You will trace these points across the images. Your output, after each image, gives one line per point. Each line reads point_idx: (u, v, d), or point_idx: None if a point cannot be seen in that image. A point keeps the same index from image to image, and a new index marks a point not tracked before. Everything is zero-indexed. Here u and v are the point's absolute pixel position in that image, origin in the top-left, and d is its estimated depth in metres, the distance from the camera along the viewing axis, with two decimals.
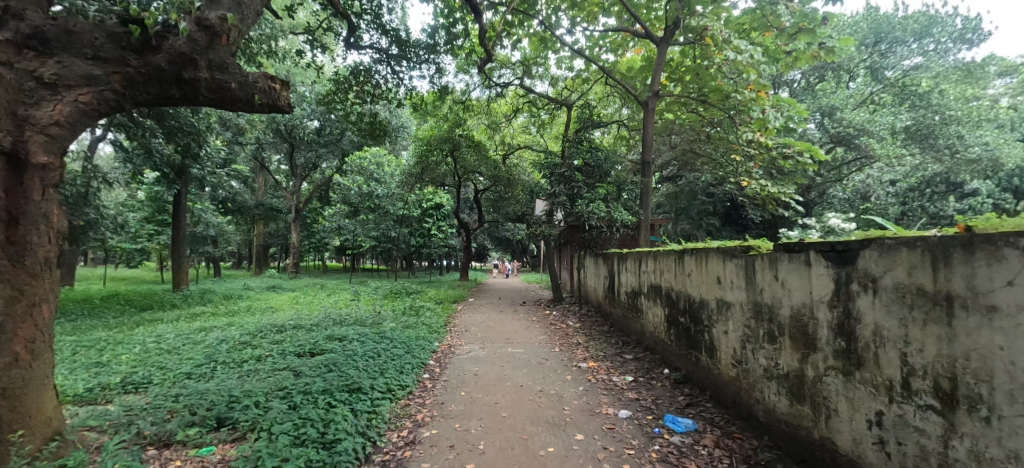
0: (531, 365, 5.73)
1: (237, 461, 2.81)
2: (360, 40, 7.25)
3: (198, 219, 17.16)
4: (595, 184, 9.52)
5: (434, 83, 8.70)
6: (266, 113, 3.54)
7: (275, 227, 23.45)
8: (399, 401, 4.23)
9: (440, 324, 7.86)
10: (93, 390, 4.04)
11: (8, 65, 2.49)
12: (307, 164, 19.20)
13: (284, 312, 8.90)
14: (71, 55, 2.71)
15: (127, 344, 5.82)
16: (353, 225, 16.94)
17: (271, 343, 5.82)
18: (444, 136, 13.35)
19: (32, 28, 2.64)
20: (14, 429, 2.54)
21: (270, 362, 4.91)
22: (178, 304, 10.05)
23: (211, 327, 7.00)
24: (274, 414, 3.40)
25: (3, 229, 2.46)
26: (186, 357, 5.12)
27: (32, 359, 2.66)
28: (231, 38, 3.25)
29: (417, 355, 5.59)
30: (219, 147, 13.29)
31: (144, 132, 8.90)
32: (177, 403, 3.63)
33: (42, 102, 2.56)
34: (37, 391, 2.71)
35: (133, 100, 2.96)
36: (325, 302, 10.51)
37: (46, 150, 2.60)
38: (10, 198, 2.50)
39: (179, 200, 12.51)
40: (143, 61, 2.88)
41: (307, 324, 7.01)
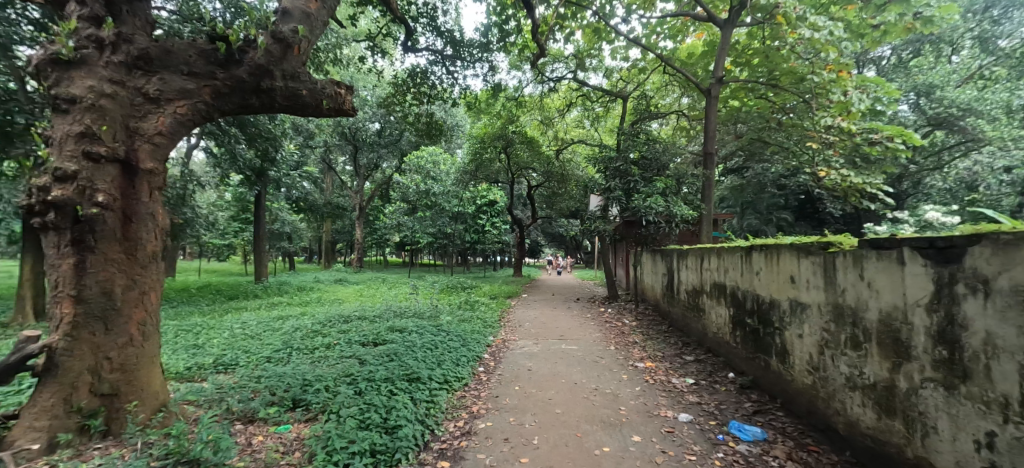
0: (585, 362, 5.65)
1: (311, 440, 3.04)
2: (416, 43, 7.51)
3: (276, 217, 18.81)
4: (652, 178, 9.13)
5: (487, 81, 8.81)
6: (333, 117, 3.76)
7: (341, 224, 25.11)
8: (455, 393, 4.35)
9: (494, 319, 7.98)
10: (191, 369, 4.56)
11: (122, 84, 2.90)
12: (370, 164, 20.29)
13: (349, 303, 9.49)
14: (170, 72, 3.05)
15: (218, 329, 6.51)
16: (412, 223, 17.59)
17: (338, 332, 6.24)
18: (498, 133, 13.49)
19: (139, 50, 2.96)
20: (130, 399, 2.97)
21: (338, 350, 5.26)
22: (260, 294, 11.09)
23: (287, 316, 7.66)
24: (342, 398, 3.64)
25: (119, 227, 2.84)
26: (266, 342, 5.63)
27: (144, 340, 3.06)
28: (302, 48, 3.48)
29: (473, 348, 5.72)
30: (293, 151, 14.43)
31: (231, 139, 9.89)
32: (260, 384, 4.00)
33: (148, 116, 2.96)
34: (150, 368, 3.13)
35: (220, 110, 3.28)
36: (386, 295, 11.08)
37: (153, 158, 2.99)
38: (125, 199, 2.88)
39: (260, 201, 13.76)
40: (228, 74, 3.17)
41: (370, 315, 7.43)
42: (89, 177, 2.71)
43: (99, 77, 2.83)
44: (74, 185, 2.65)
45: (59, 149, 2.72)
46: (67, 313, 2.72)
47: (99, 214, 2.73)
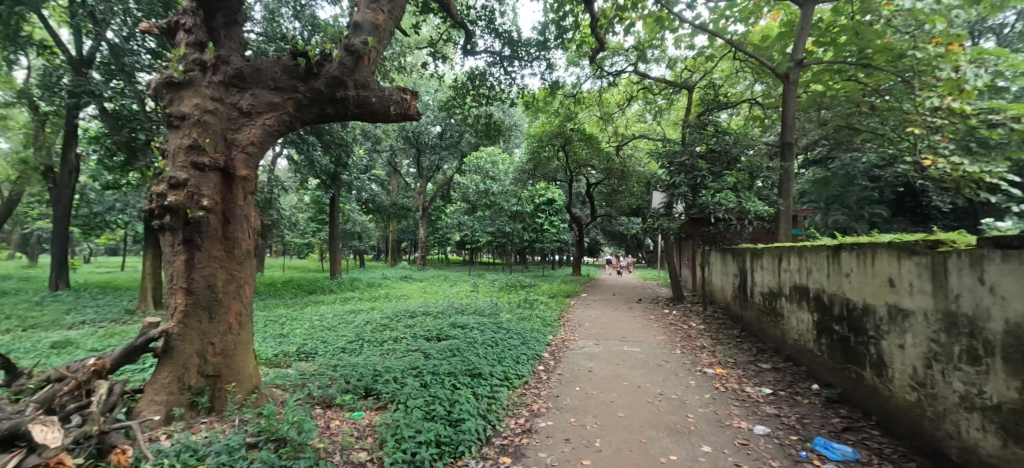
0: (649, 366, 5.42)
1: (381, 428, 3.22)
2: (475, 46, 7.68)
3: (348, 218, 20.19)
4: (722, 172, 8.54)
5: (545, 80, 8.78)
6: (400, 122, 3.94)
7: (406, 224, 26.41)
8: (515, 390, 4.39)
9: (554, 318, 7.94)
10: (278, 356, 5.03)
11: (221, 101, 3.26)
12: (432, 166, 21.09)
13: (414, 299, 9.95)
14: (259, 88, 3.38)
15: (301, 321, 7.12)
16: (472, 222, 18.00)
17: (404, 326, 6.56)
18: (556, 131, 13.35)
19: (234, 70, 3.31)
20: (229, 381, 3.32)
21: (404, 343, 5.53)
22: (335, 289, 11.97)
23: (359, 310, 8.19)
24: (409, 389, 3.82)
25: (220, 228, 3.20)
26: (341, 334, 6.06)
27: (241, 329, 3.41)
28: (371, 58, 3.68)
29: (533, 347, 5.73)
30: (363, 156, 15.43)
31: (310, 146, 10.77)
32: (336, 373, 4.31)
33: (242, 128, 3.30)
34: (246, 353, 3.49)
35: (301, 120, 3.58)
36: (448, 292, 11.46)
37: (247, 166, 3.33)
38: (225, 203, 3.25)
39: (335, 203, 14.87)
40: (307, 87, 3.45)
41: (434, 311, 7.73)
42: (197, 184, 3.08)
43: (203, 96, 3.21)
44: (185, 191, 3.03)
45: (173, 160, 3.12)
46: (180, 303, 3.13)
47: (205, 217, 3.10)
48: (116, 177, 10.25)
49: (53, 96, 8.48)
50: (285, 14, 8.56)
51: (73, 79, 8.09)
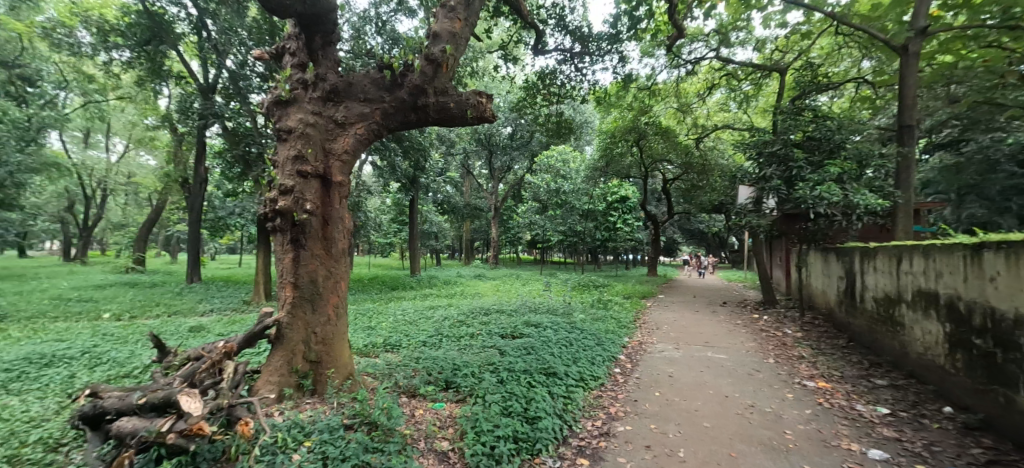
0: (737, 374, 5.01)
1: (461, 420, 3.35)
2: (546, 45, 7.68)
3: (426, 219, 21.32)
4: (823, 163, 7.62)
5: (617, 73, 8.51)
6: (476, 125, 4.07)
7: (479, 224, 27.23)
8: (592, 391, 4.30)
9: (629, 319, 7.68)
10: (368, 346, 5.47)
11: (319, 114, 3.60)
12: (503, 167, 21.49)
13: (488, 297, 10.23)
14: (351, 100, 3.68)
15: (386, 315, 7.67)
16: (544, 221, 18.05)
17: (480, 323, 6.77)
18: (629, 126, 12.86)
19: (330, 86, 3.64)
20: (329, 367, 3.67)
21: (481, 339, 5.69)
22: (415, 286, 12.71)
23: (438, 306, 8.61)
24: (486, 384, 3.93)
25: (321, 229, 3.54)
26: (422, 328, 6.42)
27: (339, 320, 3.74)
28: (450, 64, 3.83)
29: (608, 348, 5.59)
30: (439, 160, 16.17)
31: (392, 152, 11.56)
32: (419, 364, 4.57)
33: (337, 138, 3.61)
34: (343, 343, 3.82)
35: (387, 128, 3.84)
36: (521, 290, 11.60)
37: (342, 172, 3.64)
38: (324, 206, 3.58)
39: (414, 205, 15.78)
40: (392, 96, 3.69)
41: (507, 309, 7.87)
42: (301, 190, 3.44)
43: (305, 111, 3.57)
44: (292, 197, 3.40)
45: (282, 169, 3.51)
46: (289, 295, 3.53)
47: (308, 219, 3.45)
48: (235, 186, 11.83)
49: (188, 119, 10.01)
50: (369, 31, 9.23)
51: (203, 103, 9.47)
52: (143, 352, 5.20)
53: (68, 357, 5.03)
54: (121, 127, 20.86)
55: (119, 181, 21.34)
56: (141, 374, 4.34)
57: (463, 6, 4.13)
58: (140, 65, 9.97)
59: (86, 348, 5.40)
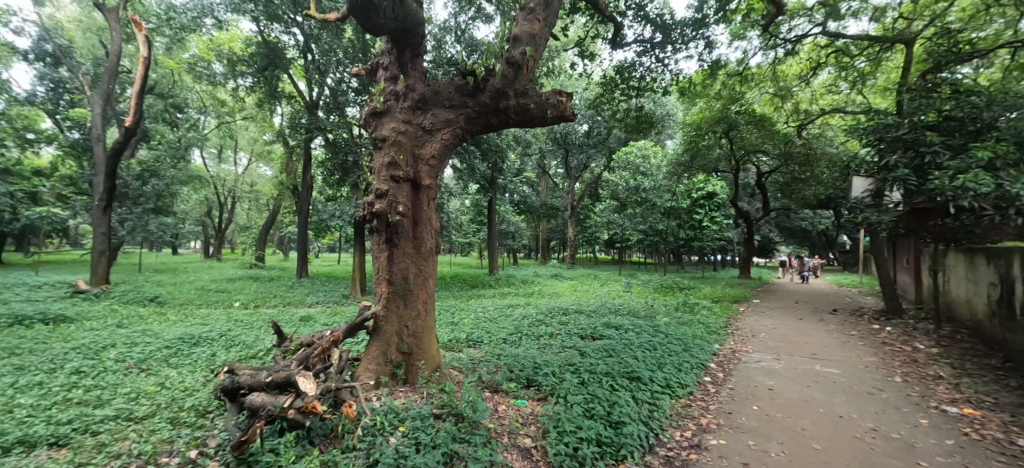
0: (854, 392, 4.40)
1: (543, 418, 3.36)
2: (625, 38, 7.41)
3: (503, 219, 21.79)
4: (967, 147, 6.38)
5: (703, 61, 7.95)
6: (557, 124, 4.06)
7: (555, 223, 27.18)
8: (679, 400, 4.07)
9: (719, 325, 7.13)
10: (453, 341, 5.73)
11: (410, 122, 3.85)
12: (579, 165, 21.20)
13: (566, 297, 10.17)
14: (438, 108, 3.88)
15: (469, 311, 7.98)
16: (622, 220, 17.46)
17: (559, 323, 6.76)
18: (717, 116, 11.93)
19: (419, 95, 3.87)
20: (419, 359, 3.90)
21: (560, 339, 5.68)
22: (494, 284, 13.07)
23: (517, 305, 8.76)
24: (568, 385, 3.91)
25: (412, 229, 3.79)
26: (502, 326, 6.58)
27: (428, 316, 3.97)
28: (530, 66, 3.87)
29: (697, 355, 5.24)
30: (516, 161, 16.42)
31: (471, 155, 12.01)
32: (500, 361, 4.68)
33: (426, 144, 3.84)
34: (431, 337, 4.05)
35: (471, 132, 4.00)
36: (600, 291, 11.37)
37: (430, 176, 3.86)
38: (414, 208, 3.82)
39: (492, 206, 16.23)
40: (476, 101, 3.83)
41: (586, 310, 7.76)
42: (394, 194, 3.71)
43: (397, 120, 3.84)
44: (387, 200, 3.68)
45: (377, 175, 3.81)
46: (384, 291, 3.82)
47: (400, 220, 3.70)
48: (335, 191, 13.13)
49: (297, 133, 11.33)
50: (449, 41, 9.67)
51: (309, 118, 10.66)
52: (266, 337, 5.99)
53: (211, 338, 5.97)
54: (245, 143, 24.25)
55: (245, 189, 24.83)
56: (264, 356, 4.98)
57: (542, 7, 4.15)
58: (260, 88, 11.49)
59: (224, 332, 6.36)
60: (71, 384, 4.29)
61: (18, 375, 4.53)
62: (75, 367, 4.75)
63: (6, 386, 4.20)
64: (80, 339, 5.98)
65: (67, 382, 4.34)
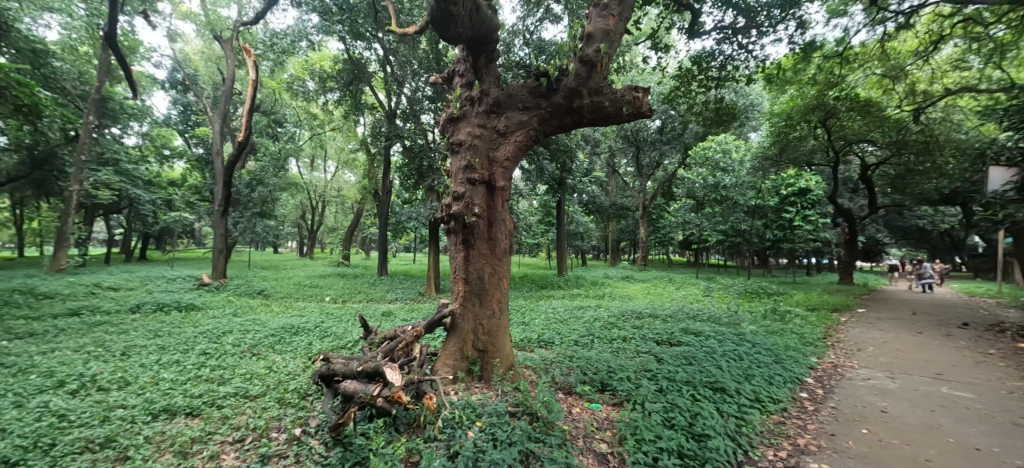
0: (996, 422, 3.72)
1: (619, 424, 3.27)
2: (702, 26, 6.98)
3: (572, 219, 21.53)
4: None
5: (794, 43, 7.24)
6: (633, 121, 3.94)
7: (625, 224, 26.33)
8: (771, 416, 3.72)
9: (815, 335, 6.44)
10: (525, 340, 5.79)
11: (485, 126, 3.96)
12: (651, 163, 20.32)
13: (640, 300, 9.80)
14: (512, 110, 3.93)
15: (540, 312, 8.00)
16: (699, 219, 16.45)
17: (633, 327, 6.53)
18: (811, 104, 10.79)
19: (493, 99, 3.96)
20: (494, 357, 4.00)
21: (634, 344, 5.49)
22: (564, 285, 12.98)
23: (587, 307, 8.62)
24: (645, 391, 3.77)
25: (487, 230, 3.89)
26: (574, 327, 6.51)
27: (502, 315, 4.06)
28: (604, 63, 3.79)
29: (790, 368, 4.77)
30: (585, 160, 16.15)
31: (540, 157, 12.05)
32: (573, 363, 4.63)
33: (500, 147, 3.92)
34: (505, 336, 4.12)
35: (544, 133, 4.02)
36: (676, 295, 10.80)
37: (504, 178, 3.93)
38: (489, 210, 3.93)
39: (560, 206, 16.15)
40: (549, 103, 3.84)
41: (661, 314, 7.41)
42: (471, 196, 3.83)
43: (473, 124, 3.97)
44: (463, 202, 3.82)
45: (455, 178, 3.96)
46: (461, 290, 3.96)
47: (477, 221, 3.83)
48: (411, 194, 13.91)
49: (378, 141, 12.17)
50: (517, 44, 9.73)
51: (388, 127, 11.40)
52: (354, 329, 6.51)
53: (309, 329, 6.62)
54: (333, 152, 26.54)
55: (333, 194, 27.21)
56: (353, 347, 5.41)
57: (616, 1, 4.04)
58: (346, 101, 12.52)
59: (319, 323, 7.01)
60: (201, 363, 5.01)
61: (162, 353, 5.38)
62: (203, 349, 5.54)
63: (153, 362, 5.01)
64: (206, 325, 6.95)
65: (197, 361, 5.07)
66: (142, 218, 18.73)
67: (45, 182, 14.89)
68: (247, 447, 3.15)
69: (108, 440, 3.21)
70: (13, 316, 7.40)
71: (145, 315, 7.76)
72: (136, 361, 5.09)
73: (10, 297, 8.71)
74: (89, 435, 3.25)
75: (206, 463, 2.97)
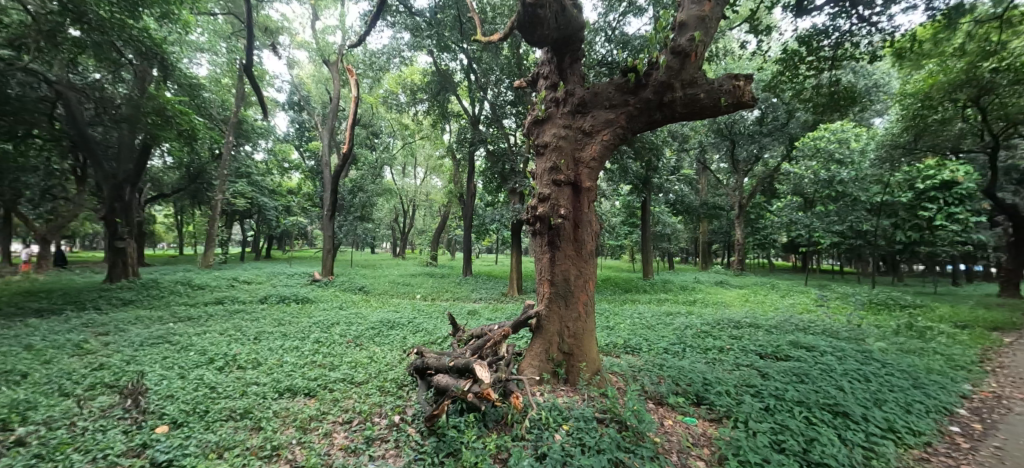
0: None
1: (718, 442, 3.02)
2: (812, 1, 6.21)
3: (657, 220, 20.44)
4: None
5: (933, 7, 6.11)
6: (733, 112, 3.65)
7: (718, 225, 24.37)
8: (910, 451, 3.14)
9: (968, 358, 5.35)
10: (610, 345, 5.63)
11: (571, 127, 3.92)
12: (748, 158, 18.54)
13: (737, 308, 8.99)
14: (598, 109, 3.85)
15: (626, 316, 7.71)
16: (808, 219, 14.63)
17: (731, 337, 6.00)
18: (960, 80, 8.93)
19: (579, 99, 3.91)
20: (579, 361, 3.95)
21: (733, 355, 5.04)
22: (650, 289, 12.40)
23: (677, 313, 8.12)
24: (748, 409, 3.44)
25: (573, 231, 3.86)
26: (663, 334, 6.18)
27: (588, 317, 3.99)
28: (699, 52, 3.58)
29: (936, 395, 4.01)
30: (672, 158, 15.25)
31: (623, 156, 11.67)
32: (663, 372, 4.38)
33: (586, 146, 3.86)
34: (591, 339, 4.05)
35: (632, 131, 3.88)
36: (780, 303, 9.73)
37: (590, 178, 3.87)
38: (575, 211, 3.90)
39: (645, 207, 15.44)
40: (638, 98, 3.71)
41: (764, 325, 6.70)
42: (556, 197, 3.83)
43: (558, 126, 3.96)
44: (549, 203, 3.83)
45: (540, 179, 3.99)
46: (546, 291, 3.97)
47: (562, 223, 3.82)
48: (493, 197, 14.33)
49: (463, 147, 12.72)
50: (599, 41, 9.42)
51: (473, 133, 11.87)
52: (443, 326, 6.87)
53: (403, 324, 7.14)
54: (422, 159, 28.38)
55: (422, 198, 29.05)
56: (442, 343, 5.72)
57: None
58: (434, 111, 13.31)
59: (412, 319, 7.52)
60: (316, 350, 5.68)
61: (285, 340, 6.18)
62: (316, 337, 6.26)
63: (278, 347, 5.78)
64: (319, 317, 7.83)
65: (313, 348, 5.75)
66: (268, 222, 21.75)
67: (199, 193, 18.00)
68: (354, 428, 3.49)
69: (246, 411, 3.78)
70: (177, 303, 9.06)
71: (271, 306, 9.00)
72: (267, 345, 5.92)
73: (175, 287, 10.68)
74: (232, 405, 3.85)
75: (321, 439, 3.35)
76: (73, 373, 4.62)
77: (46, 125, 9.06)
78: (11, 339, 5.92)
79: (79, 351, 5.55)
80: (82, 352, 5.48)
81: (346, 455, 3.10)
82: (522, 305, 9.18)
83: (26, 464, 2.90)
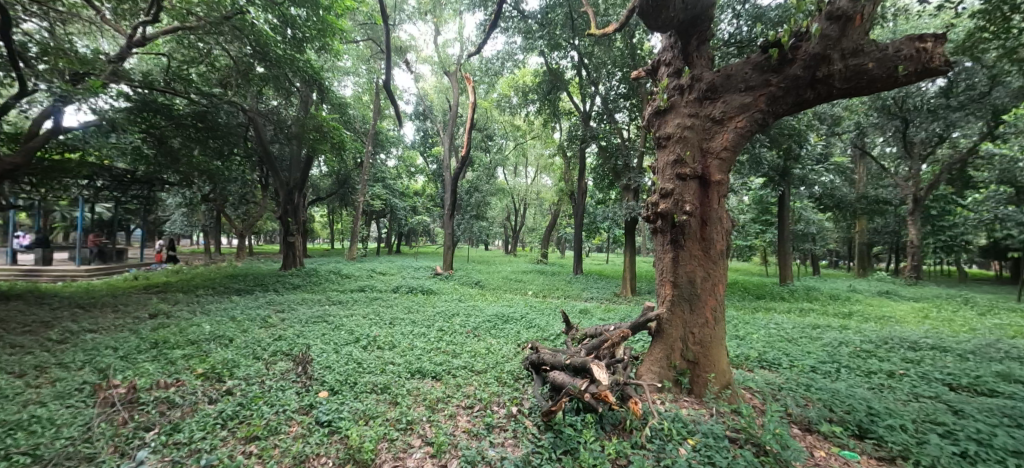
0: None
1: None
2: None
3: (797, 217, 17.70)
4: None
5: None
6: (914, 83, 3.00)
7: (881, 222, 20.16)
8: None
9: None
10: (741, 356, 5.04)
11: (697, 115, 3.60)
12: (928, 139, 14.92)
13: (913, 325, 7.30)
14: (732, 93, 3.46)
15: (759, 326, 6.82)
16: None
17: (906, 361, 4.88)
18: None
19: (708, 84, 3.56)
20: (707, 371, 3.63)
21: (908, 383, 4.11)
22: (789, 297, 10.82)
23: (826, 325, 6.93)
24: (935, 452, 2.78)
25: (699, 231, 3.56)
26: (808, 350, 5.33)
27: (716, 324, 3.65)
28: (866, 14, 3.01)
29: None
30: (819, 145, 12.99)
31: (754, 145, 10.38)
32: (810, 394, 3.78)
33: (716, 135, 3.52)
34: (720, 348, 3.68)
35: (774, 114, 3.42)
36: (980, 323, 7.63)
37: (721, 171, 3.52)
38: (701, 208, 3.59)
39: (781, 202, 13.52)
40: (782, 76, 3.25)
41: (955, 349, 5.32)
42: (681, 193, 3.59)
43: (682, 115, 3.66)
44: (672, 199, 3.59)
45: (662, 174, 3.76)
46: (668, 293, 3.73)
47: (688, 221, 3.54)
48: (604, 195, 13.97)
49: (574, 144, 12.61)
50: (725, 17, 8.44)
51: (583, 130, 11.73)
52: (556, 324, 6.93)
53: (517, 319, 7.39)
54: (533, 159, 29.04)
55: (532, 197, 29.68)
56: (555, 340, 5.79)
57: None
58: (545, 110, 13.51)
59: (525, 315, 7.74)
60: (439, 338, 6.21)
61: (414, 326, 6.90)
62: (440, 326, 6.86)
63: (409, 332, 6.48)
64: (441, 307, 8.57)
65: (437, 335, 6.31)
66: (398, 221, 24.54)
67: (346, 197, 21.08)
68: (475, 414, 3.72)
69: (385, 387, 4.30)
70: (331, 289, 10.75)
71: (402, 295, 10.12)
72: (400, 329, 6.69)
73: (329, 276, 12.63)
74: (374, 380, 4.43)
75: (447, 420, 3.65)
76: (261, 341, 5.81)
77: (242, 145, 11.47)
78: (223, 311, 7.70)
79: (265, 323, 6.95)
80: (268, 324, 6.86)
81: (469, 438, 3.32)
82: (636, 307, 8.74)
83: (234, 409, 3.73)
